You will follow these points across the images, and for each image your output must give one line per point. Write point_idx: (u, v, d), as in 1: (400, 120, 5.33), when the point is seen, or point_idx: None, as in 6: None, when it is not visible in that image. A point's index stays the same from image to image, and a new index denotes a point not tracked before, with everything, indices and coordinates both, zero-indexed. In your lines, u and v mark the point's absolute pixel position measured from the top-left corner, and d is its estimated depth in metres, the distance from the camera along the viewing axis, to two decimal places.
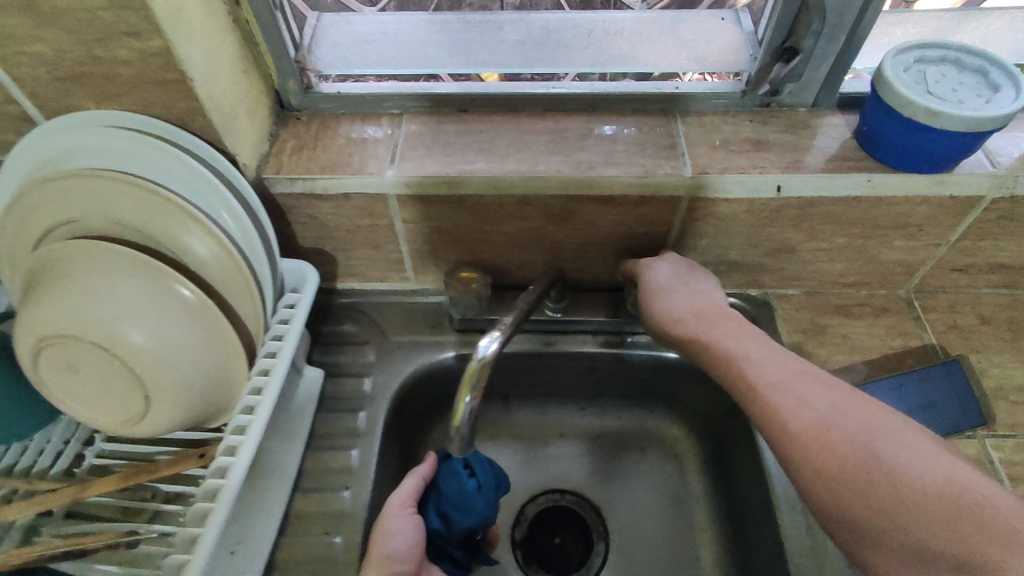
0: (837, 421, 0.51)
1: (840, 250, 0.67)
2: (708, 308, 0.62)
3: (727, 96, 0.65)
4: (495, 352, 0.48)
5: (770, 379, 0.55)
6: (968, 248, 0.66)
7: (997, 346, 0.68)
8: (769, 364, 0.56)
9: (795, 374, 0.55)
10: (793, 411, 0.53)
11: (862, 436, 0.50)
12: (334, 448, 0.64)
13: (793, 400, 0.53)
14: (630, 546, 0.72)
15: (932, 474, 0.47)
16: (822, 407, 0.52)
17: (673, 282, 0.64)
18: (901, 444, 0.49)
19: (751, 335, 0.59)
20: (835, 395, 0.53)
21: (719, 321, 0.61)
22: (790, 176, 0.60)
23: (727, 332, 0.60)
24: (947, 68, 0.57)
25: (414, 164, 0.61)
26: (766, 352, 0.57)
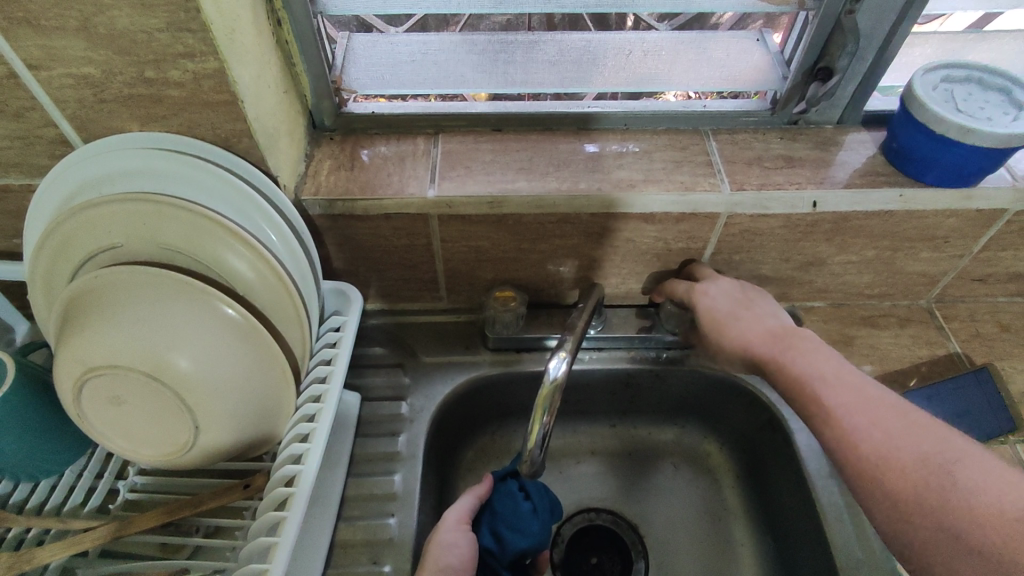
0: (908, 447, 0.50)
1: (868, 263, 0.69)
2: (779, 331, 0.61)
3: (758, 115, 0.67)
4: (565, 372, 0.49)
5: (837, 399, 0.54)
6: (989, 258, 0.69)
7: (1020, 353, 0.70)
8: (842, 386, 0.55)
9: (867, 397, 0.54)
10: (862, 431, 0.51)
11: (937, 459, 0.49)
12: (375, 474, 0.62)
13: (865, 422, 0.52)
14: (670, 564, 0.71)
15: (1014, 502, 0.45)
16: (894, 431, 0.51)
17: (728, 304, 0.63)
18: (982, 470, 0.47)
19: (826, 356, 0.57)
20: (907, 421, 0.51)
21: (795, 340, 0.59)
22: (825, 192, 0.61)
23: (804, 352, 0.58)
24: (972, 88, 0.59)
25: (455, 184, 0.61)
26: (839, 374, 0.56)
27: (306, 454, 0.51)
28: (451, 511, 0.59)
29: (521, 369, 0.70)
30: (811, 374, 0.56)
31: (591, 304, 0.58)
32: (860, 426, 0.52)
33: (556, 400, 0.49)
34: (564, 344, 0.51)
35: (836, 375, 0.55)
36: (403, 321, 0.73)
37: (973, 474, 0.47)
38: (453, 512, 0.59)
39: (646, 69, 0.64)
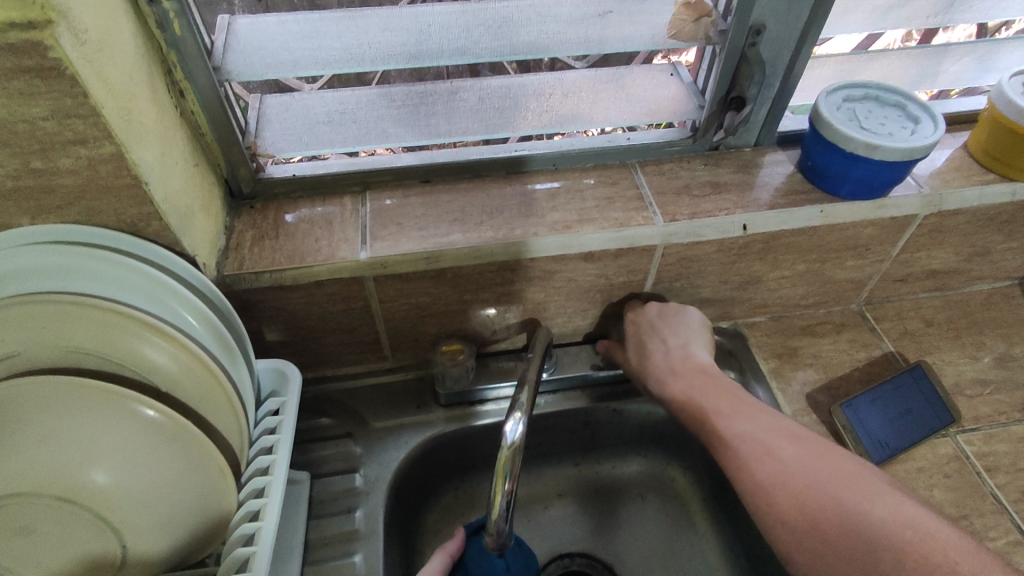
0: (801, 474, 0.51)
1: (800, 276, 0.71)
2: (688, 360, 0.63)
3: (681, 144, 0.69)
4: (522, 433, 0.47)
5: (737, 427, 0.56)
6: (907, 260, 0.72)
7: (945, 346, 0.73)
8: (741, 416, 0.57)
9: (766, 426, 0.55)
10: (757, 459, 0.53)
11: (827, 484, 0.50)
12: (333, 558, 0.58)
13: (761, 450, 0.53)
14: None
15: (892, 517, 0.46)
16: (787, 454, 0.52)
17: (670, 354, 0.64)
18: (869, 494, 0.48)
19: (727, 390, 0.60)
20: (803, 447, 0.53)
21: (709, 379, 0.61)
22: (753, 215, 0.63)
23: (711, 391, 0.60)
24: (871, 106, 0.63)
25: (387, 243, 0.59)
26: (738, 405, 0.58)
27: (254, 557, 0.48)
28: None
29: (477, 423, 0.68)
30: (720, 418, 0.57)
31: (538, 354, 0.54)
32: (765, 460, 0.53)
33: (516, 464, 0.47)
34: (518, 398, 0.49)
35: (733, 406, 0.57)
36: (348, 387, 0.70)
37: (862, 498, 0.48)
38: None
39: (567, 109, 0.65)
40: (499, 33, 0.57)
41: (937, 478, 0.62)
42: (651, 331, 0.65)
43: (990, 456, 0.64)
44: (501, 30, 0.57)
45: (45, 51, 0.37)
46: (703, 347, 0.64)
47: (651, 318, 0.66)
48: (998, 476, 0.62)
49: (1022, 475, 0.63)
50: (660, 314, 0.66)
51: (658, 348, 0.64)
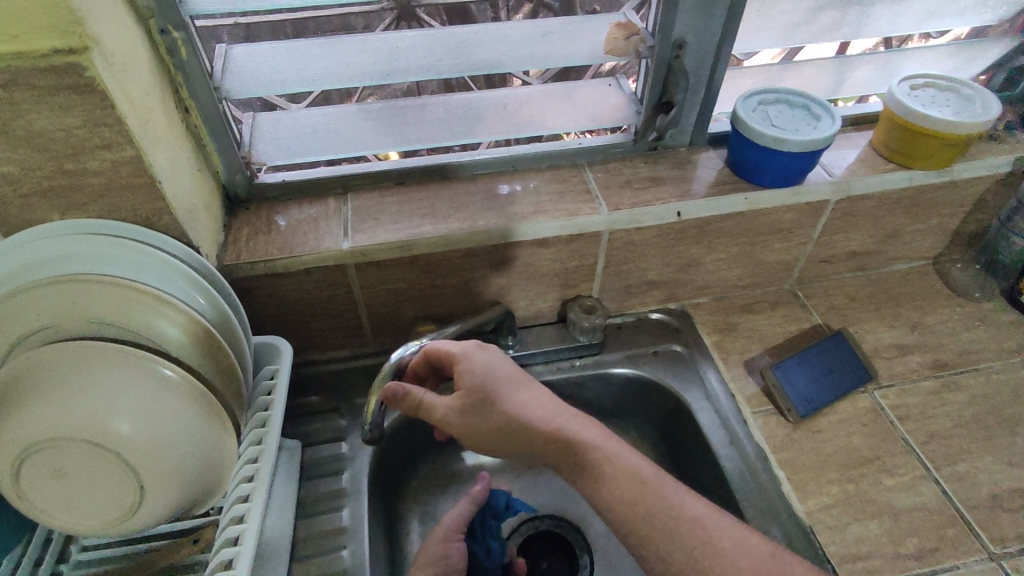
0: (634, 484, 0.53)
1: (735, 258, 0.80)
2: (479, 384, 0.58)
3: (624, 146, 0.79)
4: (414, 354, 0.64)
5: (565, 440, 0.55)
6: (828, 242, 0.81)
7: (866, 317, 0.82)
8: (556, 424, 0.56)
9: (590, 435, 0.55)
10: (595, 474, 0.54)
11: (663, 495, 0.53)
12: (323, 512, 0.65)
13: (598, 463, 0.54)
14: (610, 554, 0.76)
15: (701, 513, 0.52)
16: (615, 468, 0.53)
17: (451, 411, 0.58)
18: (689, 498, 0.53)
19: (534, 395, 0.58)
20: (629, 454, 0.55)
21: (487, 402, 0.57)
22: (686, 203, 0.73)
23: (541, 407, 0.57)
24: (782, 108, 0.73)
25: (365, 235, 0.68)
26: (549, 410, 0.57)
27: (254, 492, 0.57)
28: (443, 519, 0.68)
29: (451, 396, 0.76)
30: (541, 437, 0.55)
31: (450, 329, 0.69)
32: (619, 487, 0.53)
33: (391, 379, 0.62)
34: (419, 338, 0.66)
35: (554, 415, 0.57)
36: (336, 369, 0.77)
37: (688, 502, 0.53)
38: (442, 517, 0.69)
39: (522, 117, 0.74)
40: (458, 52, 0.67)
41: (855, 427, 0.71)
42: (426, 401, 0.59)
43: (902, 408, 0.73)
44: (460, 50, 0.67)
45: (82, 71, 0.46)
46: (467, 387, 0.58)
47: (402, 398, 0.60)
48: (908, 424, 0.71)
49: (928, 422, 0.71)
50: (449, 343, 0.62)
51: (442, 409, 0.59)
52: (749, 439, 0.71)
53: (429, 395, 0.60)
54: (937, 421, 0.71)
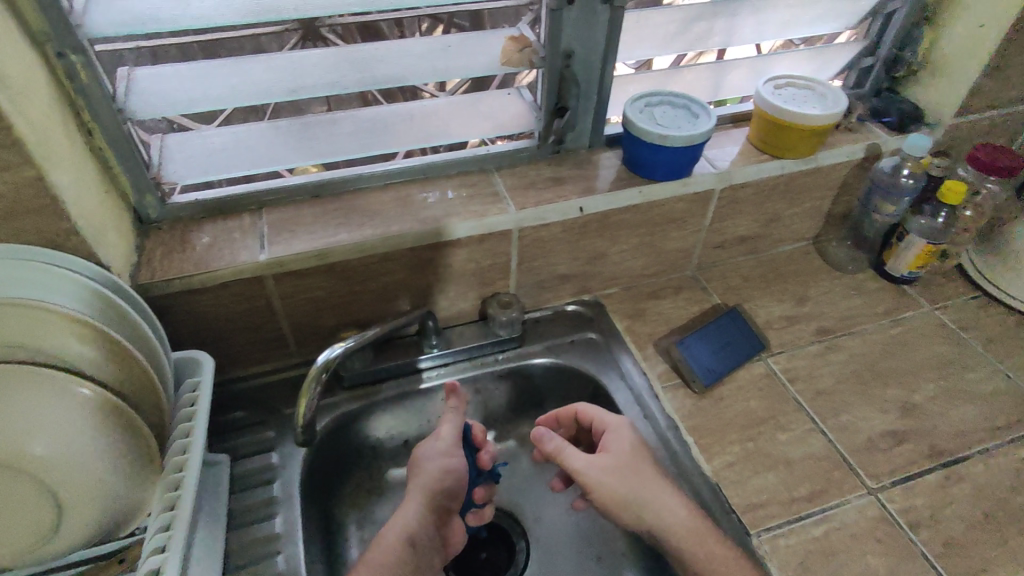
0: (723, 556, 0.61)
1: (637, 248, 0.87)
2: (623, 455, 0.67)
3: (528, 150, 0.84)
4: (338, 355, 0.66)
5: (675, 506, 0.64)
6: (719, 228, 0.90)
7: (759, 294, 0.91)
8: (657, 494, 0.65)
9: (686, 504, 0.64)
10: (688, 545, 0.62)
11: (706, 560, 0.61)
12: (256, 521, 0.66)
13: (688, 537, 0.62)
14: (543, 536, 0.80)
15: None
16: (708, 540, 0.62)
17: (597, 469, 0.67)
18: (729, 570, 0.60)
19: (651, 469, 0.67)
20: (700, 527, 0.63)
21: (646, 462, 0.67)
22: (586, 199, 0.79)
23: (614, 483, 0.66)
24: (665, 109, 0.81)
25: (283, 246, 0.70)
26: (655, 477, 0.66)
27: (180, 499, 0.57)
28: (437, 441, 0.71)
29: (379, 398, 0.78)
30: (656, 502, 0.64)
31: (378, 330, 0.72)
32: (685, 539, 0.62)
33: (323, 378, 0.64)
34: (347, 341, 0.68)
35: (652, 490, 0.65)
36: (263, 382, 0.78)
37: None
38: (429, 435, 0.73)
39: (430, 127, 0.79)
40: (362, 67, 0.70)
41: (752, 391, 0.78)
42: (568, 458, 0.67)
43: (792, 370, 0.81)
44: (363, 65, 0.70)
45: None
46: (619, 453, 0.67)
47: (547, 451, 0.68)
48: (797, 384, 0.79)
49: (816, 380, 0.79)
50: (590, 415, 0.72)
51: (590, 467, 0.67)
52: (660, 411, 0.76)
53: (575, 453, 0.68)
54: (822, 379, 0.79)
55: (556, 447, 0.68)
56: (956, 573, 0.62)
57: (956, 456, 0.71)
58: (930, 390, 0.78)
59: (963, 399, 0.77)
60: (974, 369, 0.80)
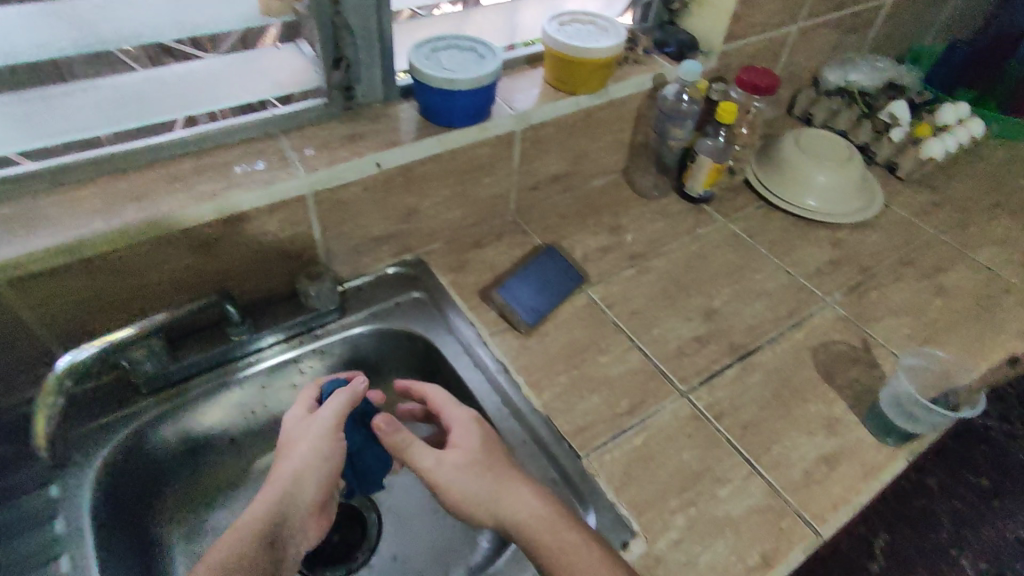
0: (578, 548, 0.55)
1: (450, 199, 0.85)
2: (474, 446, 0.62)
3: (315, 110, 0.77)
4: (90, 354, 0.59)
5: (528, 496, 0.59)
6: (529, 170, 0.91)
7: (576, 229, 0.94)
8: (508, 485, 0.59)
9: (540, 495, 0.59)
10: (543, 541, 0.56)
11: (562, 555, 0.55)
12: (36, 568, 0.57)
13: (542, 530, 0.56)
14: (395, 503, 0.79)
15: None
16: (562, 533, 0.56)
17: (448, 465, 0.61)
18: (587, 561, 0.54)
19: (502, 459, 0.62)
20: (556, 521, 0.57)
21: (496, 456, 0.62)
22: (383, 153, 0.74)
23: (463, 480, 0.60)
24: (452, 52, 0.78)
25: (16, 244, 0.58)
26: (505, 468, 0.61)
27: None
28: (314, 428, 0.63)
29: (188, 398, 0.71)
30: (506, 494, 0.59)
31: (167, 317, 0.64)
32: (540, 529, 0.57)
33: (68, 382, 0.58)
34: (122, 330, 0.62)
35: (501, 480, 0.60)
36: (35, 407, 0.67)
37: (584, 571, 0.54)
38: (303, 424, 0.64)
39: (190, 92, 0.69)
40: (81, 25, 0.60)
41: (575, 323, 0.81)
42: (417, 456, 0.62)
43: (609, 297, 0.85)
44: (82, 23, 0.60)
45: None
46: (469, 446, 0.62)
47: (395, 445, 0.62)
48: (615, 308, 0.83)
49: (629, 302, 0.84)
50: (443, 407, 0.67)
51: (436, 463, 0.61)
52: (490, 357, 0.77)
53: (423, 449, 0.62)
54: (636, 300, 0.84)
55: (401, 444, 0.63)
56: (753, 449, 0.69)
57: (748, 349, 0.79)
58: (725, 295, 0.86)
59: (751, 298, 0.86)
60: (760, 271, 0.90)
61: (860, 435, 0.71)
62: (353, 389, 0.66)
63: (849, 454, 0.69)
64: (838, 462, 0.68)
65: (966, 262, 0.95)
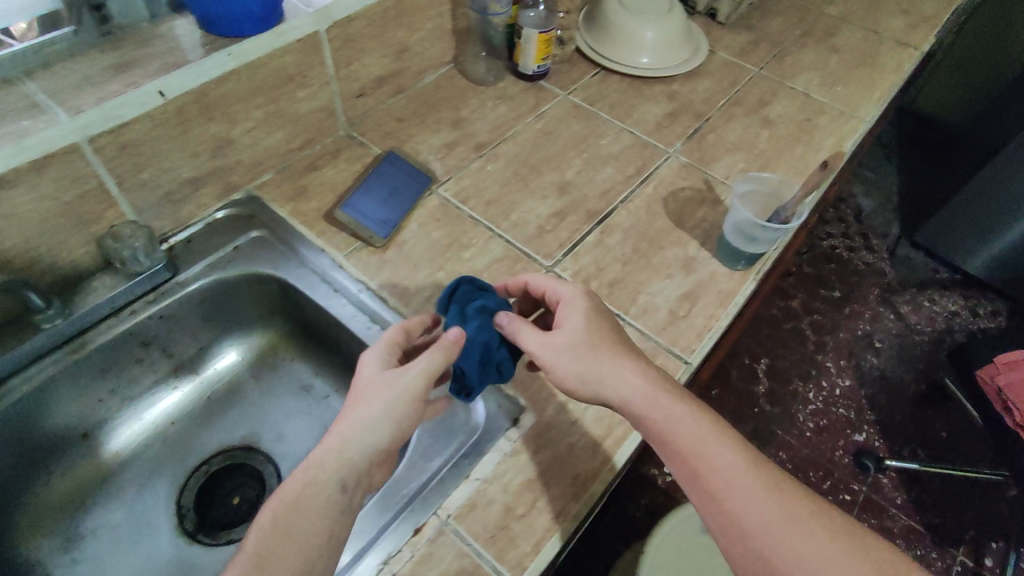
0: (695, 432, 0.53)
1: (267, 121, 0.76)
2: (575, 334, 0.57)
3: (62, 40, 0.64)
4: None
5: (637, 389, 0.55)
6: (348, 74, 0.82)
7: (416, 130, 0.89)
8: (620, 377, 0.55)
9: (650, 380, 0.55)
10: (666, 426, 0.53)
11: (685, 437, 0.53)
12: None
13: (662, 411, 0.54)
14: (288, 449, 0.74)
15: (724, 458, 0.52)
16: (678, 414, 0.54)
17: (549, 349, 0.57)
18: (717, 444, 0.53)
19: (614, 346, 0.57)
20: (679, 402, 0.55)
21: (602, 340, 0.58)
22: (163, 79, 0.63)
23: (575, 360, 0.56)
24: None
25: None
26: (615, 352, 0.57)
27: None
28: (402, 380, 0.52)
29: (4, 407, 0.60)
30: (614, 376, 0.55)
31: None
32: (643, 407, 0.54)
33: None
34: None
35: (612, 368, 0.56)
36: None
37: (712, 451, 0.52)
38: (393, 378, 0.53)
39: None
40: None
41: (432, 225, 0.78)
42: (521, 338, 0.58)
43: (460, 192, 0.82)
44: None
45: None
46: (572, 329, 0.58)
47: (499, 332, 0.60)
48: (470, 202, 0.80)
49: (483, 193, 0.81)
50: (545, 280, 0.63)
51: (539, 346, 0.58)
52: (350, 279, 0.72)
53: (524, 331, 0.59)
54: (488, 189, 0.82)
55: (510, 327, 0.59)
56: (620, 303, 0.72)
57: (604, 212, 0.80)
58: (575, 166, 0.86)
59: (600, 164, 0.86)
60: (604, 136, 0.90)
61: (713, 267, 0.76)
62: (451, 341, 0.55)
63: (706, 287, 0.74)
64: (697, 296, 0.73)
65: (786, 91, 1.00)
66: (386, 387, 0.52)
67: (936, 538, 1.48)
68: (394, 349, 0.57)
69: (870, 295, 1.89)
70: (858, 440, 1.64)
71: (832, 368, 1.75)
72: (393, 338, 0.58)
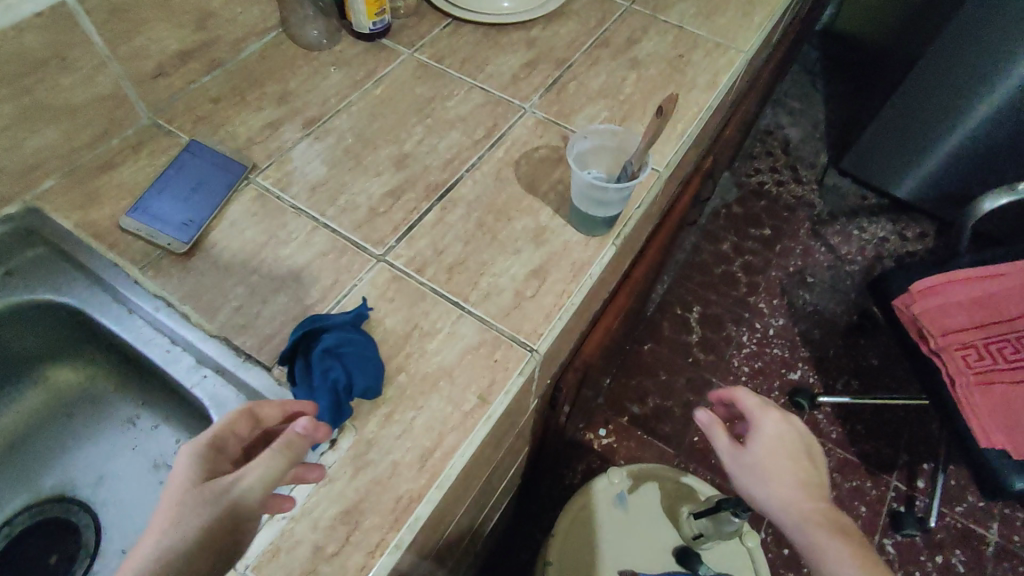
0: (796, 503, 0.65)
1: (29, 119, 0.62)
2: (768, 443, 0.69)
3: None
4: None
5: (783, 495, 0.66)
6: (135, 52, 0.68)
7: (234, 111, 0.77)
8: (773, 460, 0.68)
9: (796, 468, 0.67)
10: (775, 492, 0.66)
11: (801, 522, 0.63)
12: None
13: (776, 497, 0.66)
14: (104, 494, 0.67)
15: (832, 553, 0.61)
16: (793, 487, 0.66)
17: (734, 455, 0.70)
18: (834, 547, 0.61)
19: (778, 437, 0.70)
20: (802, 478, 0.67)
21: (795, 455, 0.69)
22: None
23: (770, 457, 0.68)
24: None
25: None
26: (787, 462, 0.68)
27: None
28: (220, 495, 0.42)
29: None
30: (779, 479, 0.66)
31: None
32: (773, 482, 0.67)
33: None
34: None
35: (773, 456, 0.68)
36: None
37: (831, 553, 0.61)
38: (209, 487, 0.43)
39: None
40: None
41: (248, 222, 0.68)
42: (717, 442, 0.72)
43: (283, 179, 0.71)
44: None
45: None
46: (759, 448, 0.69)
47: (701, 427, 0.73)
48: (293, 190, 0.70)
49: (308, 178, 0.71)
50: (757, 404, 0.73)
51: (731, 454, 0.71)
52: (144, 297, 0.63)
53: (721, 441, 0.72)
54: (315, 172, 0.72)
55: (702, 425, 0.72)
56: (461, 289, 0.64)
57: (447, 185, 0.71)
58: (417, 135, 0.76)
59: (446, 128, 0.77)
60: (452, 97, 0.80)
61: (566, 236, 0.68)
62: (294, 438, 0.45)
63: (558, 260, 0.66)
64: (547, 271, 0.65)
65: (658, 26, 0.91)
66: (200, 502, 0.42)
67: (871, 468, 1.46)
68: (213, 447, 0.47)
69: (800, 230, 1.84)
70: (794, 377, 1.58)
71: (766, 309, 1.69)
72: (230, 421, 0.49)
